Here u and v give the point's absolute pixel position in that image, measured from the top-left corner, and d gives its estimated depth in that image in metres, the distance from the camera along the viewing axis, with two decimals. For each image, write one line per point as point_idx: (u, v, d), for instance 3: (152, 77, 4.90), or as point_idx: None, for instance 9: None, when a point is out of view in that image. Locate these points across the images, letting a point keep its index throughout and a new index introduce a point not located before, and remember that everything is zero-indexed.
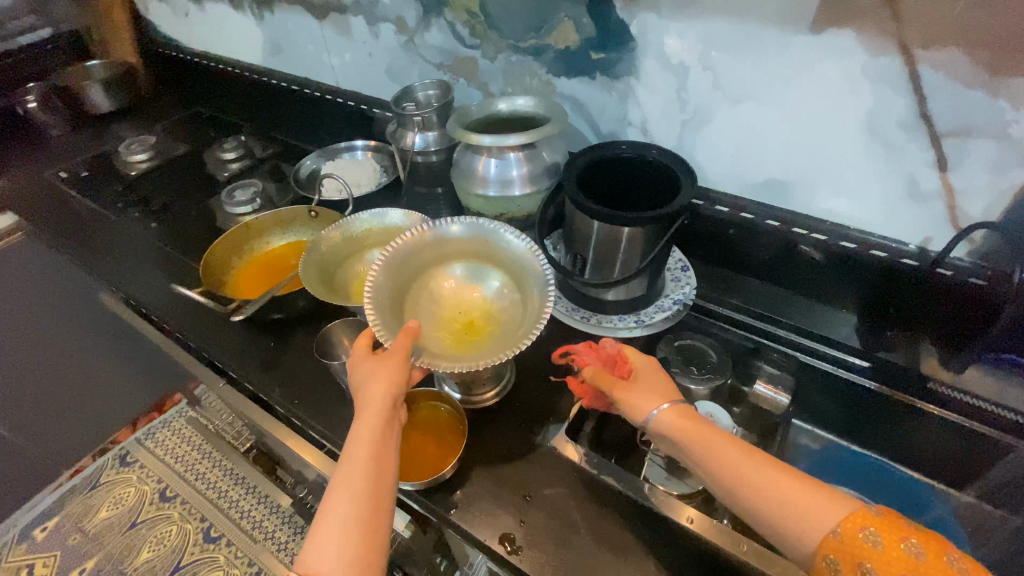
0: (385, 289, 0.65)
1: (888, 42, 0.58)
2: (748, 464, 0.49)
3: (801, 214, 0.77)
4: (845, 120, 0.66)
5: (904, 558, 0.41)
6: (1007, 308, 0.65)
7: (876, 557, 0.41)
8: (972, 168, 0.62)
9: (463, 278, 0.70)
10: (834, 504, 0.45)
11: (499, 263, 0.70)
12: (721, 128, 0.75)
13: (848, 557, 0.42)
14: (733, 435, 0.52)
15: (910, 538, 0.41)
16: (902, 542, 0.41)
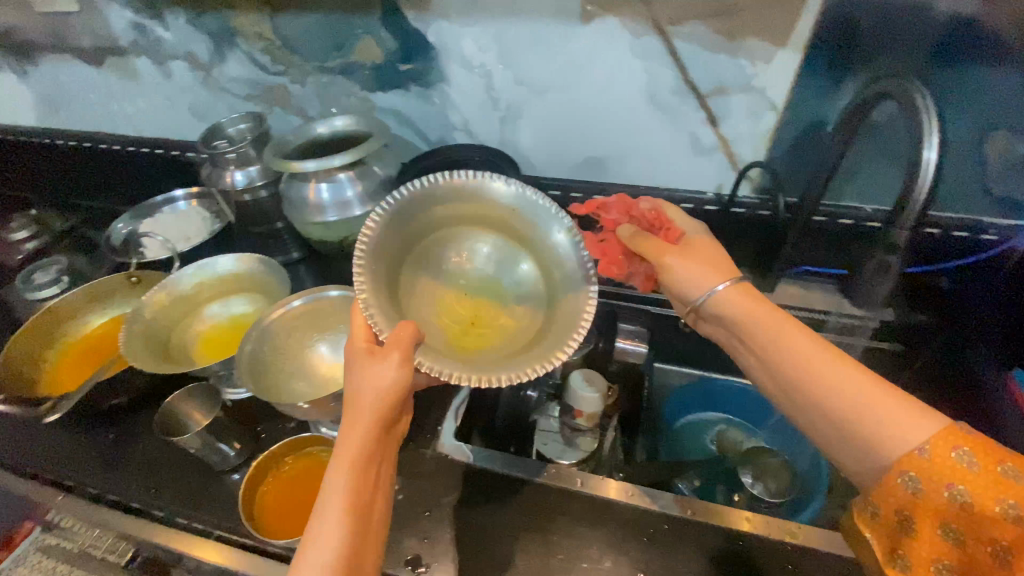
0: (382, 265, 0.53)
1: (645, 22, 0.67)
2: (807, 356, 0.44)
3: (620, 183, 0.85)
4: (632, 96, 0.74)
5: (1004, 481, 0.35)
6: (794, 227, 0.77)
7: (914, 501, 0.38)
8: (735, 119, 0.73)
9: (489, 257, 0.59)
10: (922, 417, 0.39)
11: (536, 250, 0.58)
12: (535, 119, 0.81)
13: (932, 477, 0.37)
14: (808, 331, 0.46)
15: (1005, 460, 0.36)
16: (997, 463, 0.36)
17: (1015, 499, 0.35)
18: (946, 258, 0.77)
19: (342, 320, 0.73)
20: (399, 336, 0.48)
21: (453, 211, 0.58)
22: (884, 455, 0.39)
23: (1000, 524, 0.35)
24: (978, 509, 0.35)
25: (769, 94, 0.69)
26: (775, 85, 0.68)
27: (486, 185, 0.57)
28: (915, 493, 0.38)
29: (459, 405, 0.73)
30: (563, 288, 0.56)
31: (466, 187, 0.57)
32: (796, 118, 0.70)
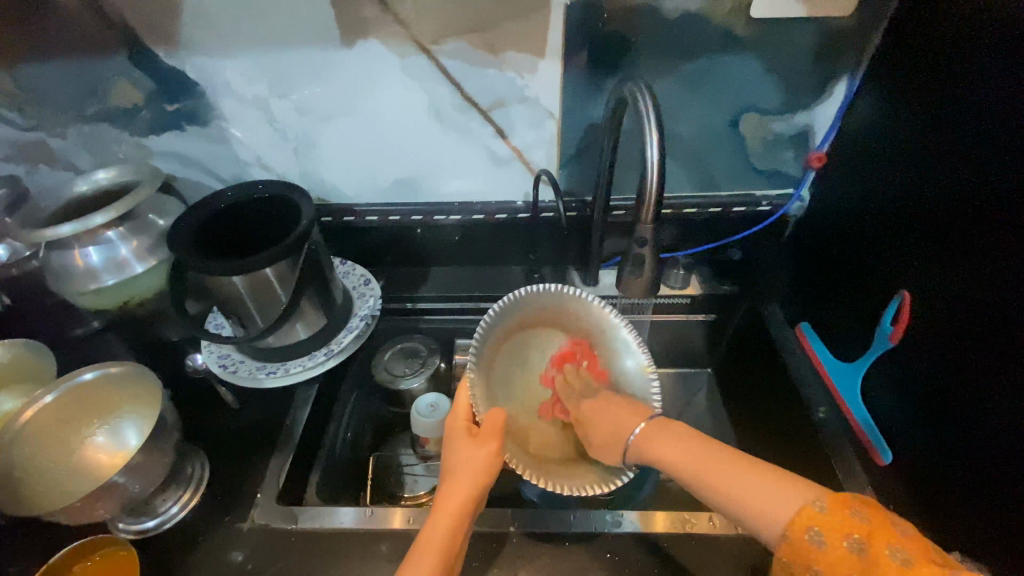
0: (485, 378, 0.58)
1: (408, 43, 0.67)
2: (694, 461, 0.48)
3: (434, 202, 0.85)
4: (417, 114, 0.74)
5: (850, 520, 0.39)
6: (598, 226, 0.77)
7: (820, 558, 0.39)
8: (522, 129, 0.76)
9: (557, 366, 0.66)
10: (792, 490, 0.42)
11: (606, 367, 0.64)
12: (328, 147, 0.78)
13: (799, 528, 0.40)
14: (697, 441, 0.49)
15: (856, 504, 0.40)
16: (848, 507, 0.40)
17: (897, 546, 0.37)
18: (737, 233, 0.85)
19: (122, 401, 0.64)
20: (491, 422, 0.54)
21: (546, 319, 0.63)
22: (772, 530, 0.42)
23: (847, 559, 0.38)
24: (835, 551, 0.38)
25: (544, 102, 0.72)
26: (546, 93, 0.72)
27: (524, 297, 0.60)
28: (819, 547, 0.39)
29: (285, 461, 0.68)
30: None
31: (513, 306, 0.60)
32: (573, 122, 0.74)
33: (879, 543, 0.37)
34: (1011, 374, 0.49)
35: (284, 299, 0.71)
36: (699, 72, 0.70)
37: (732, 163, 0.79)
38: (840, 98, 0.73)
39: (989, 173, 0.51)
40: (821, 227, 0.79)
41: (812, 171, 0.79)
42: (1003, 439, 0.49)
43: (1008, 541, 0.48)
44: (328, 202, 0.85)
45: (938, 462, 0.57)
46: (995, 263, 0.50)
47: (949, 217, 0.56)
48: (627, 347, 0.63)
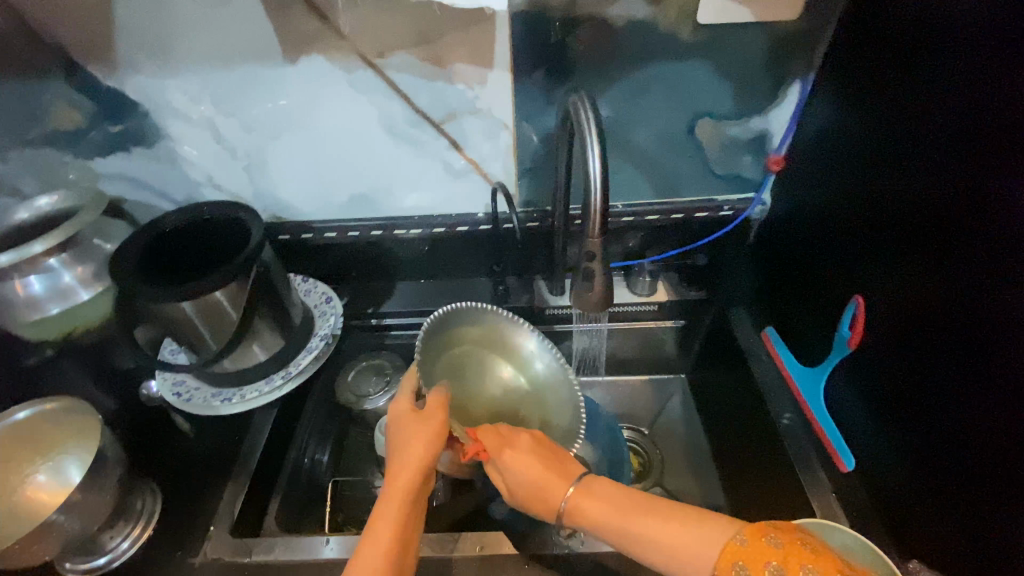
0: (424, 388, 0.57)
1: (353, 57, 0.66)
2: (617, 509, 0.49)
3: (393, 216, 0.84)
4: (367, 128, 0.73)
5: (764, 549, 0.40)
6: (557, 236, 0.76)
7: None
8: (477, 141, 0.74)
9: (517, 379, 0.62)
10: (706, 528, 0.44)
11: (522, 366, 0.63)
12: (280, 164, 0.77)
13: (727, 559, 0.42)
14: (616, 494, 0.50)
15: (770, 533, 0.41)
16: (764, 539, 0.41)
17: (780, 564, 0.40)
18: (702, 239, 0.85)
19: (67, 434, 0.63)
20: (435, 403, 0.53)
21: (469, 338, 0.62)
22: (701, 572, 0.43)
23: None
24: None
25: (497, 114, 0.71)
26: (498, 104, 0.70)
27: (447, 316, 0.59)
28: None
29: (241, 490, 0.66)
30: (563, 405, 0.61)
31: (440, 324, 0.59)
32: (528, 132, 0.73)
33: (797, 568, 0.39)
34: (969, 367, 0.48)
35: (236, 319, 0.68)
36: (651, 78, 0.69)
37: (692, 168, 0.79)
38: (794, 102, 0.72)
39: (940, 165, 0.51)
40: (784, 230, 0.78)
41: (772, 174, 0.79)
42: (964, 433, 0.49)
43: (972, 540, 0.48)
44: (283, 220, 0.83)
45: (903, 463, 0.56)
46: (949, 254, 0.50)
47: (904, 211, 0.56)
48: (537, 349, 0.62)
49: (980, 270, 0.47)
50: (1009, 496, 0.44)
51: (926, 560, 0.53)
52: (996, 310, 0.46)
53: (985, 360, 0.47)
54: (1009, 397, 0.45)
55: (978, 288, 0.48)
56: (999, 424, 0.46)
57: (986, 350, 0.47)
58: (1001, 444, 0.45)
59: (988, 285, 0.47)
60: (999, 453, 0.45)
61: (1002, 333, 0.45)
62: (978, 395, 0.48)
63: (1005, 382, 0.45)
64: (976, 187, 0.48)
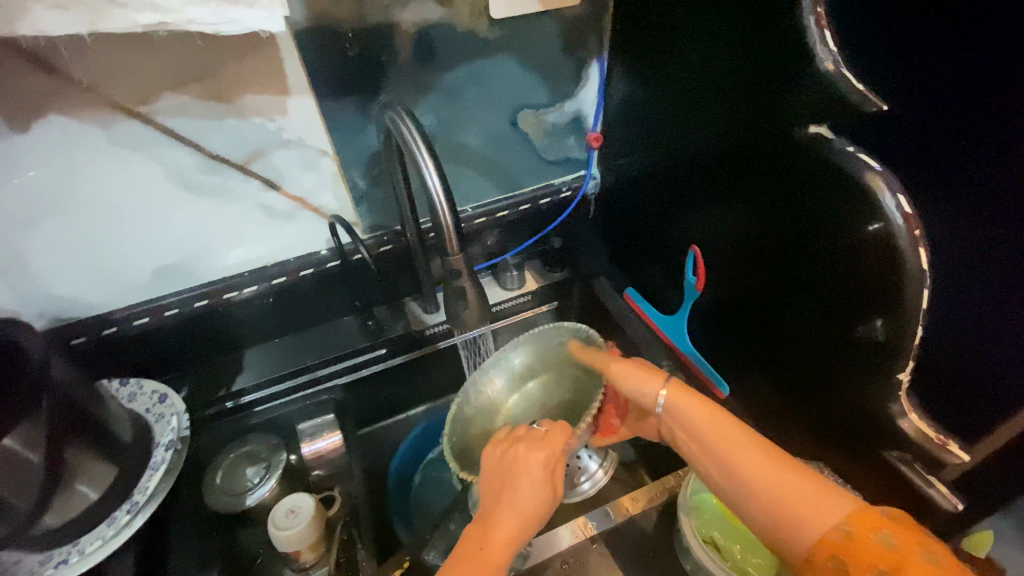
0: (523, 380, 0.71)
1: (110, 110, 0.54)
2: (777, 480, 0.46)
3: (217, 280, 0.72)
4: (153, 189, 0.61)
5: (871, 547, 0.41)
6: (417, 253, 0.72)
7: (882, 555, 0.40)
8: (295, 176, 0.67)
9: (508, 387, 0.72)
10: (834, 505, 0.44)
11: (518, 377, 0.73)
12: (43, 256, 0.61)
13: (852, 554, 0.41)
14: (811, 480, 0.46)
15: (882, 529, 0.42)
16: (874, 533, 0.41)
17: (880, 566, 0.40)
18: (550, 222, 0.88)
19: None
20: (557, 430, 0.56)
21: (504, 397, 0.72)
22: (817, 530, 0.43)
23: (876, 549, 0.41)
24: (858, 536, 0.42)
25: (308, 143, 0.64)
26: (307, 132, 0.64)
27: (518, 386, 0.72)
28: (845, 535, 0.42)
29: None
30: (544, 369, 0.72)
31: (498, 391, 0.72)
32: (350, 157, 0.68)
33: (872, 531, 0.42)
34: (803, 292, 0.55)
35: (41, 462, 0.53)
36: (462, 79, 0.68)
37: (524, 160, 0.80)
38: (595, 81, 0.77)
39: (716, 113, 0.59)
40: (616, 200, 0.84)
41: (594, 150, 0.83)
42: (792, 334, 0.58)
43: (843, 428, 0.55)
44: (70, 321, 0.66)
45: (774, 383, 0.63)
46: (736, 186, 0.59)
47: (717, 167, 0.61)
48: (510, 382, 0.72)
49: (762, 193, 0.56)
50: (862, 389, 0.51)
51: (807, 454, 0.62)
52: (794, 229, 0.54)
53: (816, 284, 0.53)
54: (815, 298, 0.53)
55: (791, 223, 0.53)
56: (807, 314, 0.55)
57: (811, 266, 0.53)
58: (844, 350, 0.52)
59: (801, 219, 0.52)
60: (829, 348, 0.54)
61: (822, 260, 0.51)
62: (794, 301, 0.56)
63: (831, 292, 0.51)
64: (766, 136, 0.53)
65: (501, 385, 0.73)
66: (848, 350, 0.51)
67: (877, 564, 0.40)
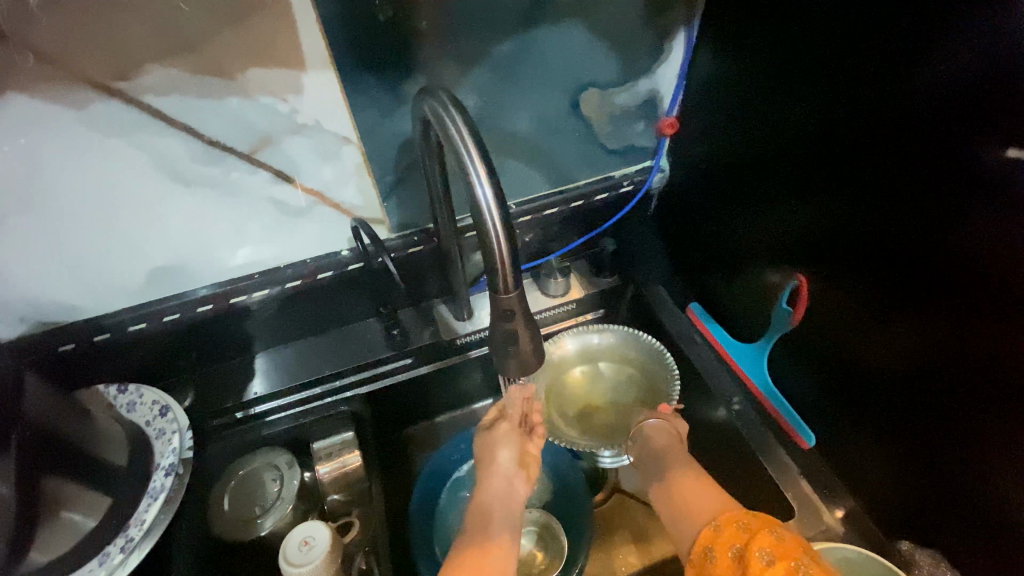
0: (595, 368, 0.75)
1: (80, 86, 0.43)
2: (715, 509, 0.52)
3: (223, 281, 0.62)
4: (142, 182, 0.50)
5: (734, 533, 0.46)
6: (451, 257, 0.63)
7: (744, 538, 0.45)
8: (311, 167, 0.55)
9: (583, 354, 0.75)
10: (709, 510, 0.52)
11: (594, 356, 0.75)
12: (21, 257, 0.52)
13: (721, 545, 0.47)
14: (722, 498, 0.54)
15: (744, 521, 0.47)
16: (738, 524, 0.47)
17: (767, 548, 0.42)
18: (606, 220, 0.75)
19: None
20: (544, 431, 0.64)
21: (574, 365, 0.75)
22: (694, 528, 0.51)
23: (734, 533, 0.46)
24: (722, 530, 0.48)
25: (328, 128, 0.53)
26: (326, 116, 0.52)
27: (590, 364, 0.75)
28: (715, 529, 0.48)
29: None
30: (626, 359, 0.74)
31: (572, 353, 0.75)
32: (378, 146, 0.56)
33: (741, 529, 0.46)
34: (922, 337, 0.45)
35: None
36: (518, 52, 0.55)
37: (581, 148, 0.67)
38: (679, 56, 0.63)
39: (844, 113, 0.46)
40: (687, 198, 0.71)
41: (666, 139, 0.70)
42: (910, 396, 0.48)
43: (958, 504, 0.46)
44: (57, 325, 0.58)
45: (876, 443, 0.53)
46: (856, 207, 0.47)
47: (826, 174, 0.50)
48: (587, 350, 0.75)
49: (896, 222, 0.44)
50: (995, 467, 0.42)
51: (913, 538, 0.52)
52: (937, 275, 0.42)
53: (942, 330, 0.43)
54: (955, 360, 0.43)
55: (918, 254, 0.43)
56: (939, 377, 0.44)
57: (956, 323, 0.42)
58: (973, 414, 0.42)
59: (936, 251, 0.42)
60: (966, 423, 0.43)
61: (957, 304, 0.41)
62: (918, 359, 0.46)
63: (983, 359, 0.40)
64: (908, 146, 0.42)
65: (573, 351, 0.75)
66: (998, 433, 0.41)
67: (738, 545, 0.45)
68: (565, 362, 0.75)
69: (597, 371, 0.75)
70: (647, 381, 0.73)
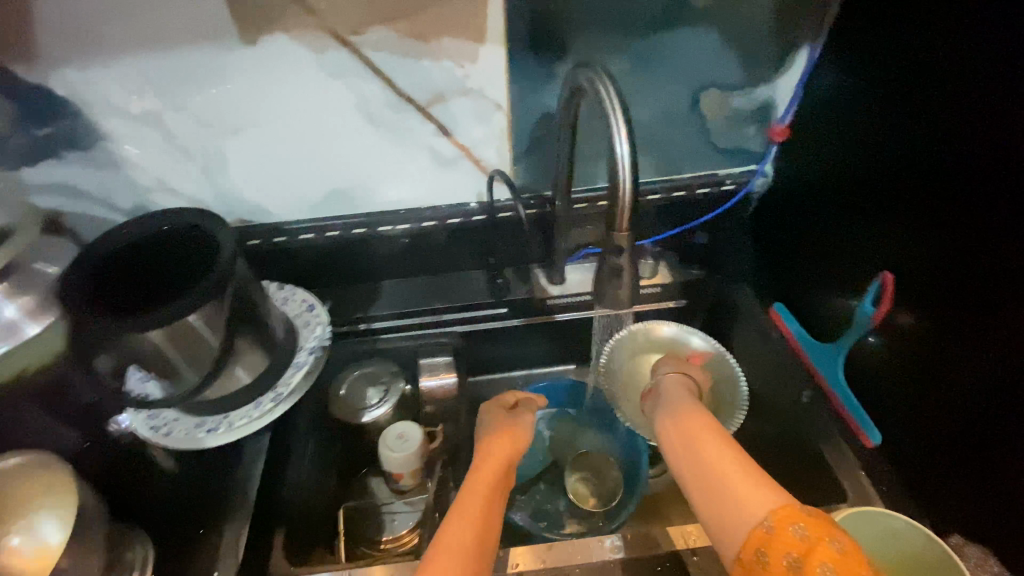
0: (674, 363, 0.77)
1: (324, 35, 0.58)
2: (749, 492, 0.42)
3: (376, 212, 0.77)
4: (343, 117, 0.65)
5: (788, 536, 0.39)
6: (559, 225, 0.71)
7: (801, 548, 0.38)
8: (467, 125, 0.68)
9: (676, 341, 0.78)
10: (756, 493, 0.42)
11: (680, 353, 0.78)
12: (245, 163, 0.68)
13: (772, 546, 0.39)
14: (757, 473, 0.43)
15: (797, 520, 0.39)
16: (791, 525, 0.39)
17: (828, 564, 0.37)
18: (703, 215, 0.81)
19: (47, 485, 0.57)
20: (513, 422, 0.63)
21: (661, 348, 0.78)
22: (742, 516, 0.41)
23: (788, 538, 0.39)
24: (772, 527, 0.40)
25: (488, 94, 0.65)
26: (489, 84, 0.64)
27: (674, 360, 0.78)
28: (766, 527, 0.40)
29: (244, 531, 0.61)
30: (708, 370, 0.76)
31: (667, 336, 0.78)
32: (523, 114, 0.67)
33: (791, 528, 0.39)
34: (991, 344, 0.49)
35: (212, 341, 0.59)
36: (655, 48, 0.64)
37: (694, 144, 0.75)
38: (800, 69, 0.69)
39: (947, 124, 0.50)
40: (787, 203, 0.76)
41: (775, 146, 0.76)
42: (981, 393, 0.50)
43: (1007, 503, 0.49)
44: (252, 224, 0.75)
45: (941, 440, 0.56)
46: (948, 212, 0.52)
47: (920, 188, 0.54)
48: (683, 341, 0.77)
49: (986, 227, 0.48)
50: None
51: (966, 533, 0.54)
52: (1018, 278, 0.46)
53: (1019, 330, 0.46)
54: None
55: (1005, 258, 0.47)
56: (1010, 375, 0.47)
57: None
58: None
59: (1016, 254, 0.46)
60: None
61: None
62: (993, 356, 0.49)
63: None
64: (995, 160, 0.46)
65: (665, 336, 0.78)
66: None
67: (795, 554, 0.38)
68: (656, 343, 0.78)
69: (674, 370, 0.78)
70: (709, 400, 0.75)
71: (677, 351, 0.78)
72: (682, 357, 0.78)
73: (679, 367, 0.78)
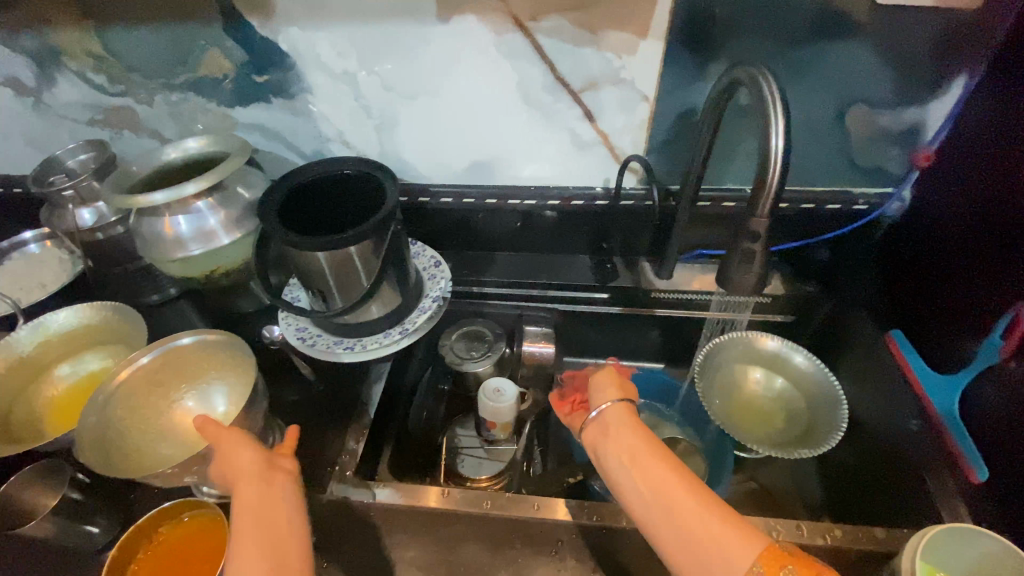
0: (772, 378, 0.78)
1: (506, 19, 0.66)
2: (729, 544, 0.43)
3: (509, 185, 0.84)
4: (503, 94, 0.73)
5: None
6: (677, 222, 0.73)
7: None
8: (611, 113, 0.73)
9: (777, 359, 0.78)
10: (741, 538, 0.43)
11: (782, 369, 0.78)
12: (410, 125, 0.78)
13: None
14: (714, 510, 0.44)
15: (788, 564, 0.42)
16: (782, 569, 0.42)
17: None
18: (826, 232, 0.81)
19: (213, 365, 0.67)
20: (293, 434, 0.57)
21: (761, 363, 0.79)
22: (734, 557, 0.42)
23: None
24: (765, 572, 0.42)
25: (638, 86, 0.70)
26: (641, 77, 0.69)
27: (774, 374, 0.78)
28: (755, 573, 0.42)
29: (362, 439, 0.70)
30: (809, 390, 0.76)
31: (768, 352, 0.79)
32: (666, 108, 0.72)
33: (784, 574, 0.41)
34: None
35: (362, 277, 0.69)
36: (809, 58, 0.66)
37: (830, 158, 0.75)
38: (956, 96, 0.68)
39: None
40: (921, 230, 0.75)
41: (916, 171, 0.75)
42: None
43: None
44: (402, 181, 0.85)
45: None
46: None
47: None
48: (785, 358, 0.78)
49: None
50: None
51: None
52: None
53: None
54: None
55: None
56: None
57: None
58: None
59: None
60: None
61: None
62: None
63: None
64: None
65: (768, 350, 0.79)
66: None
67: None
68: (758, 355, 0.79)
69: (773, 385, 0.78)
70: (807, 420, 0.74)
71: (779, 367, 0.78)
72: (782, 374, 0.78)
73: (779, 382, 0.78)
